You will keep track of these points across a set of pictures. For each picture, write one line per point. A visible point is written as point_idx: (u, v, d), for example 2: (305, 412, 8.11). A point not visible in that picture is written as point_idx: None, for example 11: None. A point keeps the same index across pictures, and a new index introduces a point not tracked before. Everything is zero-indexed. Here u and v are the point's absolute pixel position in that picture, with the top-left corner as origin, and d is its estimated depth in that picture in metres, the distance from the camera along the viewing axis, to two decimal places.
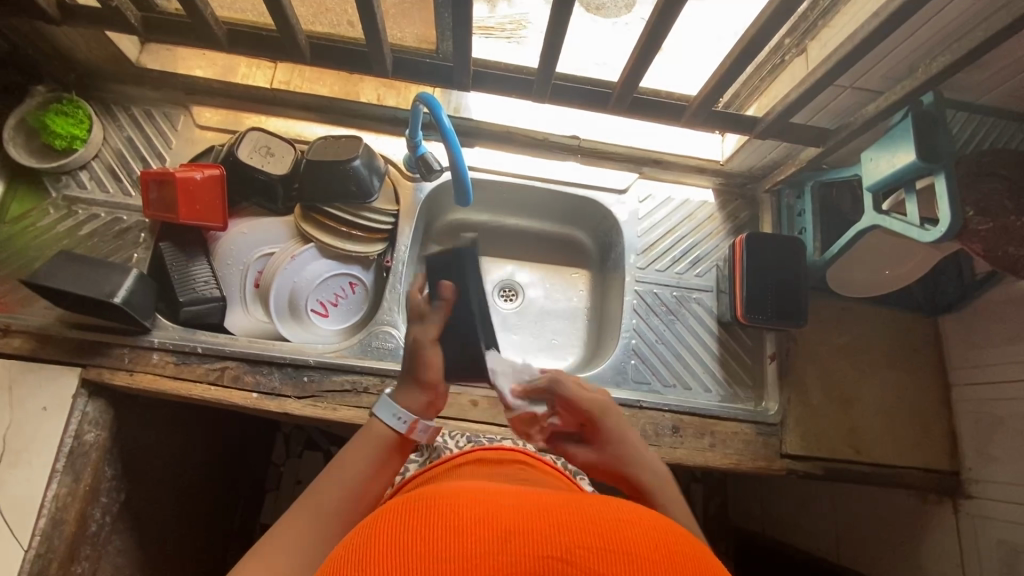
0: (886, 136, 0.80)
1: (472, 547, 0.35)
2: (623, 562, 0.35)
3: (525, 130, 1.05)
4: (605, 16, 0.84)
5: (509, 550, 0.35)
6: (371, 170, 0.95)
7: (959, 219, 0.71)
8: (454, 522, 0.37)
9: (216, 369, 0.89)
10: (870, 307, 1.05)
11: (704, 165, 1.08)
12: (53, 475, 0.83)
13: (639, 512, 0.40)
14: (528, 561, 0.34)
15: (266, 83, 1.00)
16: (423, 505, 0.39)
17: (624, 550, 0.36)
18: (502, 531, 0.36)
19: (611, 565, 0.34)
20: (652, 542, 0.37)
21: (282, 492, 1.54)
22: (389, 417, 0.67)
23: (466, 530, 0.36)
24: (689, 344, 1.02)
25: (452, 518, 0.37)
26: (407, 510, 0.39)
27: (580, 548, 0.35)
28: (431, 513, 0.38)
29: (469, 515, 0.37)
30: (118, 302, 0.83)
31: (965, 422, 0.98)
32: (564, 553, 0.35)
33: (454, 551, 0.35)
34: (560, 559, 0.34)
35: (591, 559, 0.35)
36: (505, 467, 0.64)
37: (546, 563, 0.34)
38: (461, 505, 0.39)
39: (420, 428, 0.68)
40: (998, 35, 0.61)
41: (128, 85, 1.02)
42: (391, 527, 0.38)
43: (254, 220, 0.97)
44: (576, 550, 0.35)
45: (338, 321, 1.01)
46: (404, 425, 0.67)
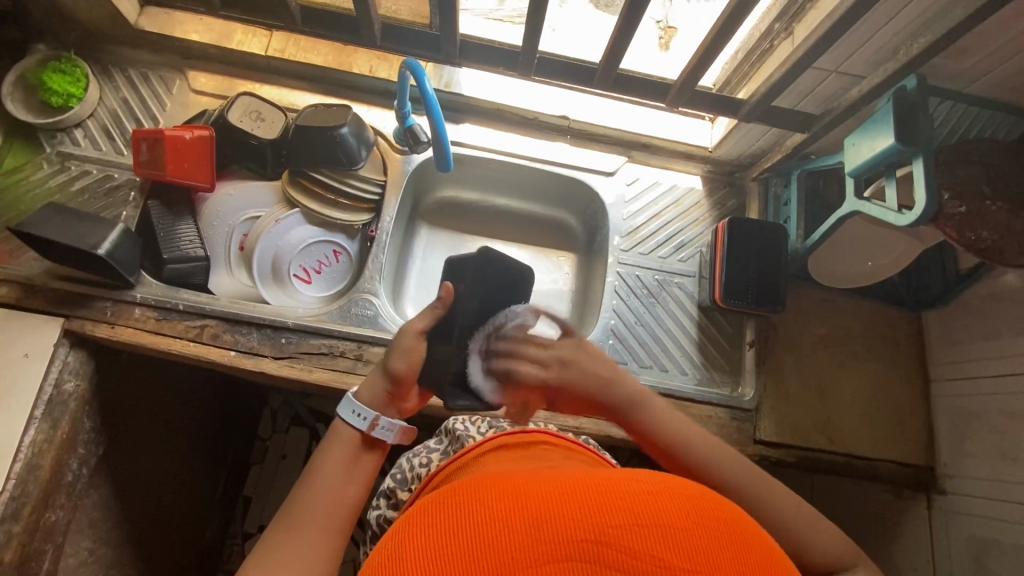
0: (868, 122, 0.80)
1: (505, 540, 0.36)
2: (656, 536, 0.36)
3: (515, 108, 1.06)
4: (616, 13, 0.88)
5: (544, 536, 0.36)
6: (360, 140, 0.96)
7: (934, 202, 0.71)
8: (483, 514, 0.38)
9: (195, 327, 0.90)
10: (853, 300, 1.05)
11: (692, 151, 1.08)
12: (31, 421, 0.85)
13: (664, 483, 0.41)
14: (563, 547, 0.35)
15: (261, 51, 1.02)
16: (451, 502, 0.41)
17: (655, 524, 0.36)
18: (534, 519, 0.37)
19: (643, 540, 0.35)
20: (682, 512, 0.38)
21: (266, 466, 1.54)
22: (349, 417, 0.67)
23: (501, 520, 0.37)
24: (668, 327, 1.02)
25: (482, 511, 0.38)
26: (437, 508, 0.41)
27: (612, 526, 0.36)
28: (462, 509, 0.39)
29: (501, 506, 0.38)
30: (101, 254, 0.84)
31: (943, 417, 0.98)
32: (598, 534, 0.36)
33: (488, 543, 0.36)
34: (595, 541, 0.35)
35: (623, 536, 0.36)
36: (536, 451, 0.62)
37: (579, 546, 0.35)
38: (490, 495, 0.40)
39: (382, 425, 0.67)
40: (975, 16, 0.61)
41: (126, 47, 1.04)
42: (423, 527, 0.39)
43: (241, 184, 0.98)
44: (608, 529, 0.36)
45: (321, 289, 1.02)
46: (366, 423, 0.67)
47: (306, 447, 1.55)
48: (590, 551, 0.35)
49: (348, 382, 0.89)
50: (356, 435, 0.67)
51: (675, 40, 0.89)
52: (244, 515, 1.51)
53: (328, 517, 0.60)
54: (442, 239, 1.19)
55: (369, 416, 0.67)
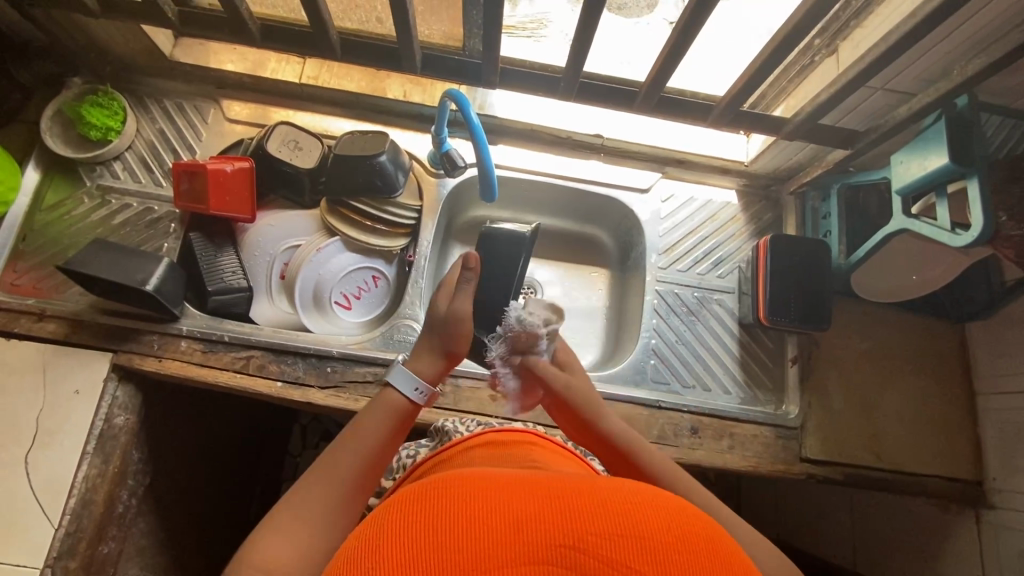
0: (918, 140, 0.79)
1: (481, 541, 0.35)
2: (634, 547, 0.36)
3: (548, 129, 1.06)
4: (627, 16, 0.82)
5: (522, 541, 0.36)
6: (398, 166, 0.96)
7: (991, 223, 0.71)
8: (461, 512, 0.37)
9: (241, 358, 0.91)
10: (895, 313, 1.04)
11: (728, 166, 1.08)
12: (84, 457, 0.86)
13: (646, 495, 0.41)
14: (539, 553, 0.35)
15: (295, 78, 1.02)
16: (430, 494, 0.40)
17: (638, 539, 0.37)
18: (512, 521, 0.37)
19: (621, 552, 0.36)
20: (663, 524, 0.38)
21: (298, 481, 1.57)
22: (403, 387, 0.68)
23: (480, 521, 0.37)
24: (710, 345, 1.01)
25: (459, 508, 0.38)
26: (418, 495, 0.41)
27: (592, 535, 0.36)
28: (441, 501, 0.39)
29: (480, 505, 0.38)
30: (149, 290, 0.85)
31: (991, 431, 0.97)
32: (576, 542, 0.36)
33: (465, 540, 0.36)
34: (574, 547, 0.36)
35: (602, 546, 0.36)
36: (514, 446, 0.63)
37: (557, 552, 0.35)
38: (473, 490, 0.40)
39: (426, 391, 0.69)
40: None
41: (160, 78, 1.05)
42: (400, 515, 0.39)
43: (280, 213, 0.99)
44: (588, 536, 0.36)
45: (361, 314, 1.02)
46: (421, 397, 0.68)
47: None
48: (567, 557, 0.35)
49: None
50: (407, 406, 0.67)
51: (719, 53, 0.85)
52: None
53: (359, 476, 0.60)
54: None
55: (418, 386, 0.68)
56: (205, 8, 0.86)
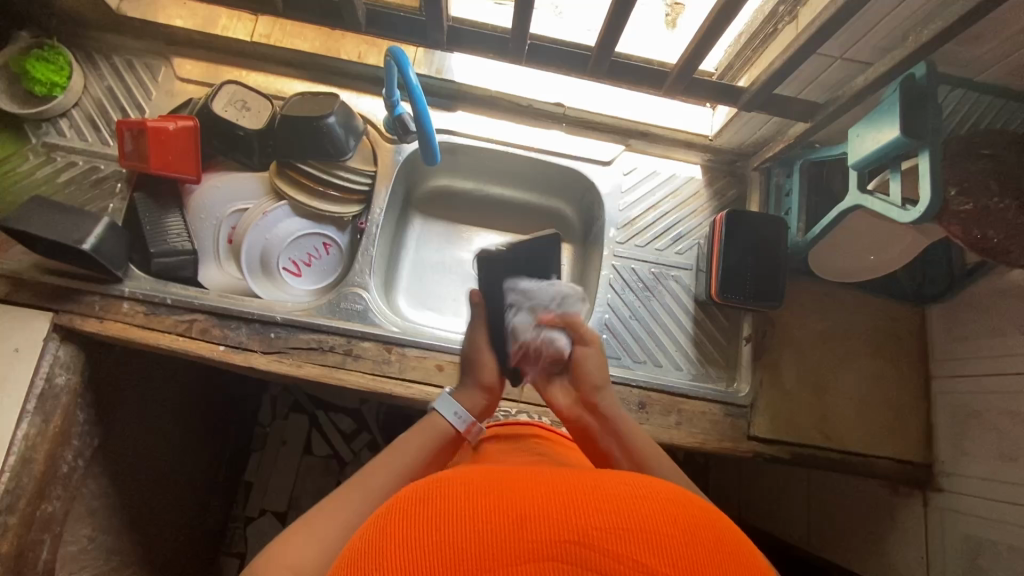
0: (873, 111, 0.76)
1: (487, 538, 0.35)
2: (639, 541, 0.35)
3: (508, 95, 1.02)
4: None
5: (526, 535, 0.35)
6: (347, 129, 0.94)
7: (939, 198, 0.68)
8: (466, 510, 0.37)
9: (185, 322, 0.89)
10: (855, 294, 1.02)
11: (692, 139, 1.05)
12: (24, 415, 0.85)
13: (648, 487, 0.40)
14: (545, 547, 0.34)
15: (246, 36, 0.99)
16: (433, 495, 0.40)
17: (641, 532, 0.35)
18: (518, 517, 0.36)
19: (628, 546, 0.35)
20: (667, 516, 0.37)
21: (267, 452, 1.57)
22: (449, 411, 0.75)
23: (485, 516, 0.36)
24: (664, 322, 1.00)
25: (464, 507, 0.37)
26: (421, 497, 0.40)
27: (597, 530, 0.35)
28: (445, 502, 0.38)
29: (486, 503, 0.37)
30: (86, 250, 0.83)
31: (943, 415, 0.96)
32: (582, 536, 0.35)
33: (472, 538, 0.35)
34: (579, 543, 0.34)
35: (608, 541, 0.35)
36: (523, 440, 0.71)
37: (562, 547, 0.34)
38: (478, 491, 0.39)
39: (459, 414, 0.75)
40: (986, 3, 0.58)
41: (109, 33, 1.01)
42: (402, 519, 0.38)
43: (227, 175, 0.96)
44: (593, 531, 0.35)
45: (312, 281, 1.00)
46: (461, 423, 0.74)
47: (306, 434, 1.59)
48: (574, 553, 0.34)
49: (337, 378, 0.88)
50: (449, 431, 0.73)
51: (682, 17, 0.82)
52: (245, 499, 1.55)
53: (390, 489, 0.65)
54: (436, 229, 1.17)
55: (466, 418, 0.75)
56: None
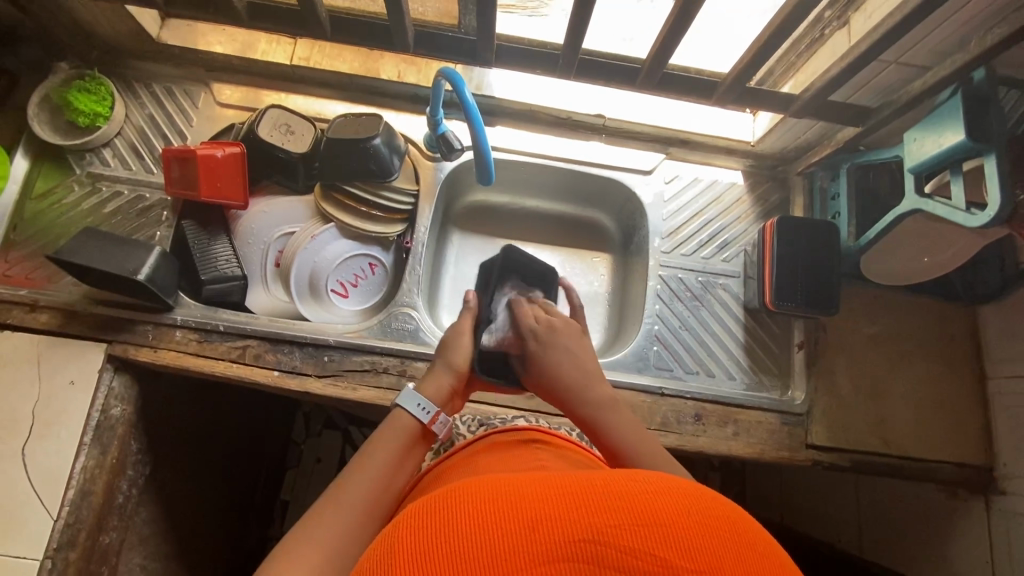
0: (931, 116, 0.76)
1: (497, 540, 0.34)
2: (658, 535, 0.33)
3: (547, 108, 1.02)
4: None
5: (538, 538, 0.34)
6: (392, 149, 0.93)
7: (1009, 202, 0.68)
8: (473, 515, 0.36)
9: (237, 348, 0.89)
10: (905, 296, 1.01)
11: (733, 146, 1.04)
12: (81, 448, 0.85)
13: (663, 481, 0.38)
14: (559, 550, 0.33)
15: (286, 60, 0.99)
16: (440, 506, 0.38)
17: (658, 526, 0.34)
18: (529, 521, 0.35)
19: (645, 541, 0.33)
20: (684, 511, 0.35)
21: (302, 470, 1.57)
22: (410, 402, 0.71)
23: (492, 523, 0.35)
24: (715, 331, 0.99)
25: (473, 513, 0.36)
26: (427, 508, 0.39)
27: (611, 527, 0.34)
28: (451, 513, 0.37)
29: (492, 508, 0.36)
30: (142, 280, 0.83)
31: (1001, 416, 0.95)
32: (596, 534, 0.34)
33: (483, 544, 0.34)
34: (595, 541, 0.33)
35: (623, 537, 0.33)
36: (519, 446, 0.67)
37: (578, 547, 0.33)
38: (485, 497, 0.38)
39: (441, 420, 0.70)
40: None
41: (149, 62, 1.02)
42: (414, 528, 0.38)
43: (273, 199, 0.96)
44: (607, 528, 0.34)
45: (358, 302, 1.00)
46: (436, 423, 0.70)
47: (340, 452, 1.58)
48: (587, 552, 0.33)
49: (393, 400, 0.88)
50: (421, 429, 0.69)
51: (730, 29, 0.81)
52: (281, 521, 1.53)
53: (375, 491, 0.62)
54: (474, 244, 1.17)
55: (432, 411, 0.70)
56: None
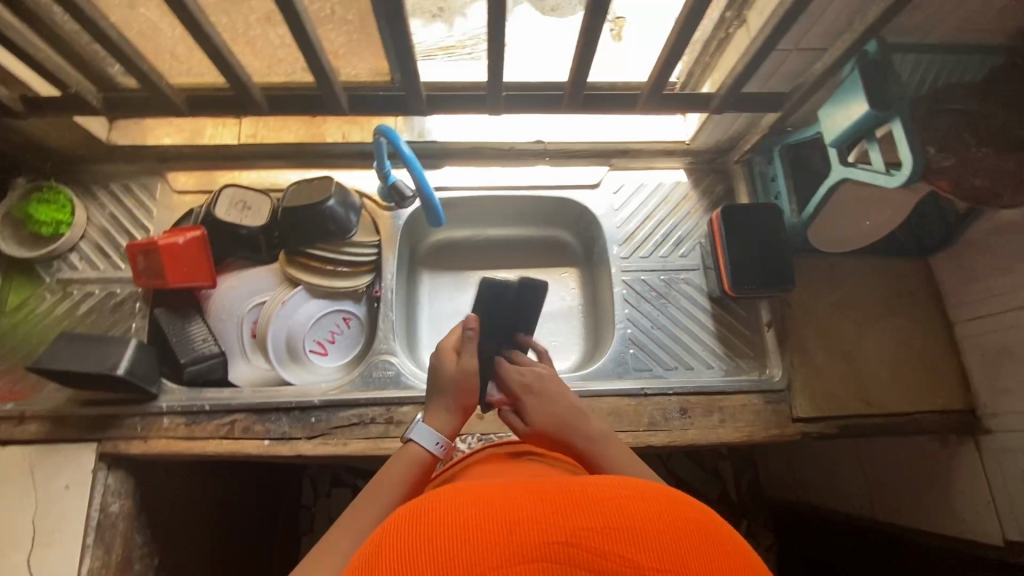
0: (837, 92, 0.81)
1: (477, 542, 0.35)
2: (628, 538, 0.35)
3: (489, 143, 1.07)
4: (564, 15, 0.80)
5: (515, 540, 0.35)
6: (347, 206, 0.97)
7: (921, 160, 0.71)
8: (456, 519, 0.37)
9: (226, 424, 0.91)
10: (860, 259, 1.05)
11: (671, 147, 1.09)
12: (85, 551, 0.85)
13: (640, 485, 0.40)
14: (535, 551, 0.35)
15: (234, 140, 1.04)
16: (427, 505, 0.40)
17: (630, 529, 0.36)
18: (507, 524, 0.36)
19: (617, 543, 0.35)
20: (655, 514, 0.37)
21: (317, 533, 1.56)
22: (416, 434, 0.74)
23: (475, 526, 0.36)
24: (686, 325, 1.02)
25: (455, 517, 0.38)
26: (414, 507, 0.40)
27: (587, 529, 0.36)
28: (437, 511, 0.38)
29: (476, 511, 0.38)
30: (121, 374, 0.85)
31: (973, 357, 0.98)
32: (570, 537, 0.35)
33: (464, 545, 0.35)
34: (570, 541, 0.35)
35: (597, 540, 0.35)
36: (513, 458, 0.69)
37: (552, 549, 0.35)
38: (469, 500, 0.39)
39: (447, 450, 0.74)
40: None
41: (103, 164, 1.05)
42: (402, 526, 0.39)
43: (240, 273, 0.99)
44: (583, 532, 0.36)
45: (339, 357, 1.02)
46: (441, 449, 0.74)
47: None
48: (562, 555, 0.35)
49: (385, 448, 0.90)
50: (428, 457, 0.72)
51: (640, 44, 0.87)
52: None
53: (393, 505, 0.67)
54: (445, 281, 1.20)
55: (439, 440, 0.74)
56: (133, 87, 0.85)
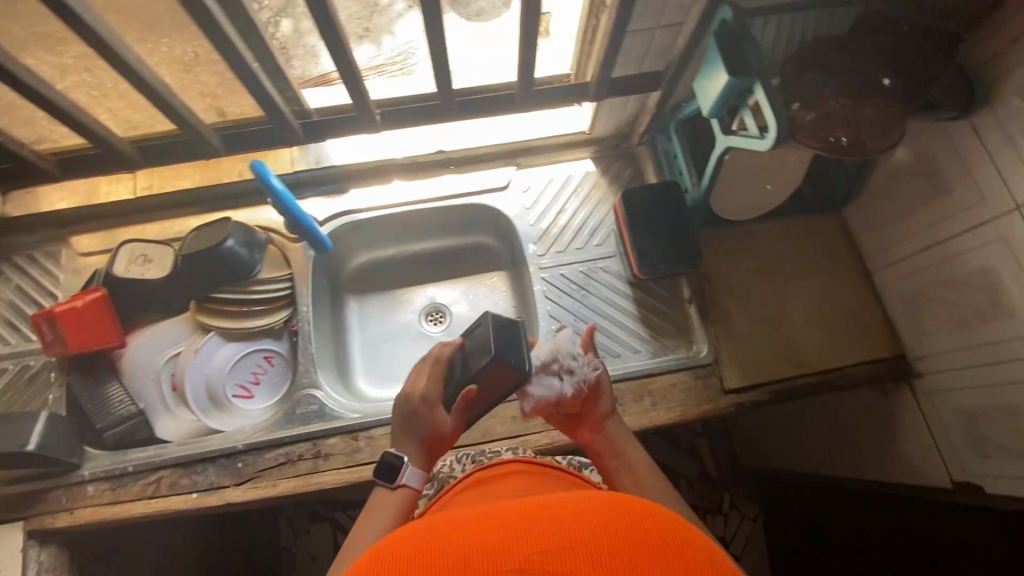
0: (703, 64, 0.80)
1: None
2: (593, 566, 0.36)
3: (389, 160, 1.06)
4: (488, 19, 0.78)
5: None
6: (249, 245, 0.96)
7: (785, 121, 0.72)
8: (420, 563, 0.37)
9: (152, 482, 0.89)
10: (774, 222, 1.05)
11: (573, 138, 1.09)
12: None
13: (611, 502, 0.41)
14: None
15: (129, 194, 1.02)
16: (395, 547, 0.39)
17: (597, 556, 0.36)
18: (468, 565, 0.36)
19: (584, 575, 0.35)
20: (625, 535, 0.38)
21: (300, 572, 1.55)
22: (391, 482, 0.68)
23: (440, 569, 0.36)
24: (609, 314, 1.01)
25: (420, 561, 0.37)
26: (381, 549, 0.40)
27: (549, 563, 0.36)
28: (404, 552, 0.38)
29: (441, 554, 0.37)
30: (32, 451, 0.83)
31: (894, 303, 0.98)
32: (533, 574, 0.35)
33: None
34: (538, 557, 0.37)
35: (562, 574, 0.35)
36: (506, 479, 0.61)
37: None
38: (438, 536, 0.39)
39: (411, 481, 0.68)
40: None
41: (4, 238, 1.04)
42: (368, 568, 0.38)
43: (151, 328, 0.97)
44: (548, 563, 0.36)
45: (266, 397, 1.00)
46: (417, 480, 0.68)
47: (332, 541, 1.56)
48: None
49: (315, 483, 0.88)
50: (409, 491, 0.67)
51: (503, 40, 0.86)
52: None
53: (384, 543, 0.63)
54: (374, 303, 1.19)
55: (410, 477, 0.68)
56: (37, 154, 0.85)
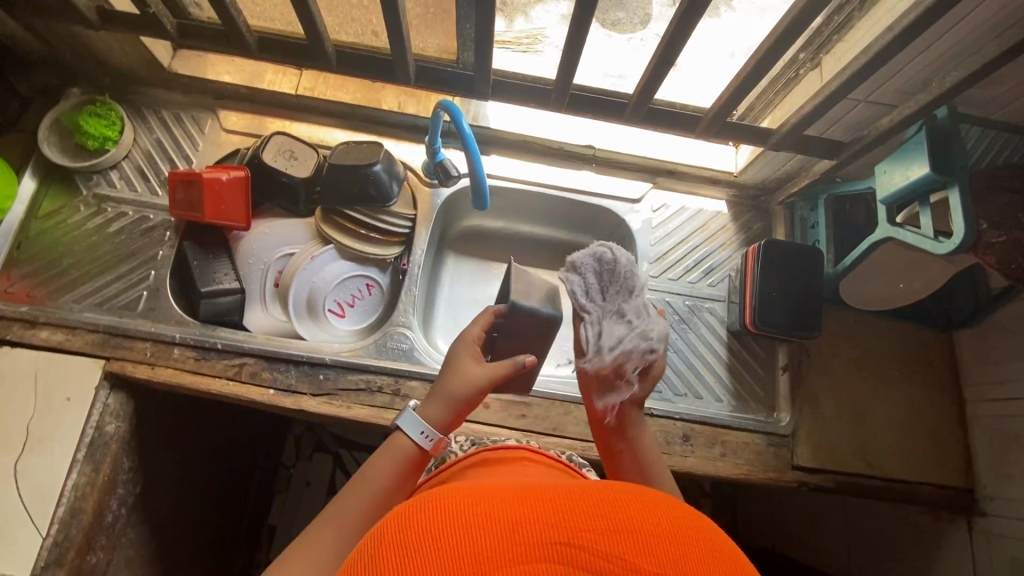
0: (898, 152, 0.81)
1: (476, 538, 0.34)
2: (628, 542, 0.34)
3: (540, 139, 1.07)
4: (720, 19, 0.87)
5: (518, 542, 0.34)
6: (391, 175, 0.97)
7: (972, 231, 0.72)
8: (458, 517, 0.35)
9: (235, 365, 0.91)
10: (885, 321, 1.04)
11: (718, 176, 1.09)
12: (73, 464, 0.85)
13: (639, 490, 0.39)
14: (537, 549, 0.33)
15: (291, 90, 1.04)
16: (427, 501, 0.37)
17: (630, 530, 0.35)
18: (507, 517, 0.35)
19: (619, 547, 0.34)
20: (656, 521, 0.36)
21: (291, 493, 1.51)
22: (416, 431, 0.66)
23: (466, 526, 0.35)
24: (702, 354, 1.02)
25: (456, 514, 0.35)
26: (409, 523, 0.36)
27: (586, 531, 0.34)
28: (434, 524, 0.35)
29: (472, 510, 0.36)
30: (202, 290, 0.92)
31: (978, 438, 0.97)
32: (572, 539, 0.34)
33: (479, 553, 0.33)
34: (570, 544, 0.34)
35: (599, 543, 0.34)
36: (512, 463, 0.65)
37: (555, 550, 0.33)
38: (461, 504, 0.37)
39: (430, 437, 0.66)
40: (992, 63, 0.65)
41: (158, 89, 1.05)
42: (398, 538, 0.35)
43: (276, 221, 1.00)
44: (583, 533, 0.34)
45: (354, 322, 1.03)
46: (429, 442, 0.66)
47: (330, 475, 1.52)
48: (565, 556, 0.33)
49: (385, 418, 0.90)
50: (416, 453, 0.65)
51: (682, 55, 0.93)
52: (269, 545, 1.48)
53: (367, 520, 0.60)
54: (469, 267, 1.20)
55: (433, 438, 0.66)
56: (287, 33, 0.88)
